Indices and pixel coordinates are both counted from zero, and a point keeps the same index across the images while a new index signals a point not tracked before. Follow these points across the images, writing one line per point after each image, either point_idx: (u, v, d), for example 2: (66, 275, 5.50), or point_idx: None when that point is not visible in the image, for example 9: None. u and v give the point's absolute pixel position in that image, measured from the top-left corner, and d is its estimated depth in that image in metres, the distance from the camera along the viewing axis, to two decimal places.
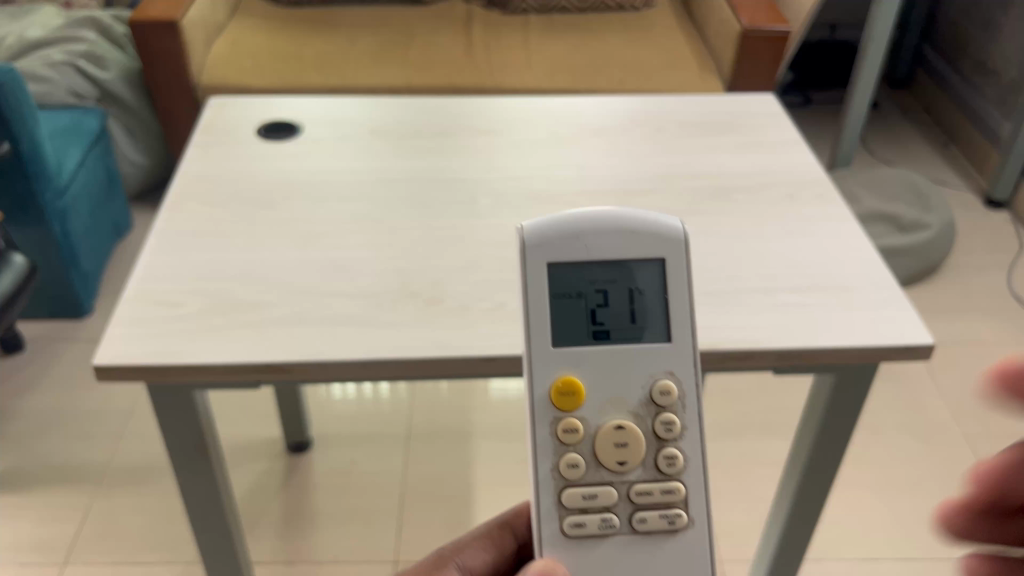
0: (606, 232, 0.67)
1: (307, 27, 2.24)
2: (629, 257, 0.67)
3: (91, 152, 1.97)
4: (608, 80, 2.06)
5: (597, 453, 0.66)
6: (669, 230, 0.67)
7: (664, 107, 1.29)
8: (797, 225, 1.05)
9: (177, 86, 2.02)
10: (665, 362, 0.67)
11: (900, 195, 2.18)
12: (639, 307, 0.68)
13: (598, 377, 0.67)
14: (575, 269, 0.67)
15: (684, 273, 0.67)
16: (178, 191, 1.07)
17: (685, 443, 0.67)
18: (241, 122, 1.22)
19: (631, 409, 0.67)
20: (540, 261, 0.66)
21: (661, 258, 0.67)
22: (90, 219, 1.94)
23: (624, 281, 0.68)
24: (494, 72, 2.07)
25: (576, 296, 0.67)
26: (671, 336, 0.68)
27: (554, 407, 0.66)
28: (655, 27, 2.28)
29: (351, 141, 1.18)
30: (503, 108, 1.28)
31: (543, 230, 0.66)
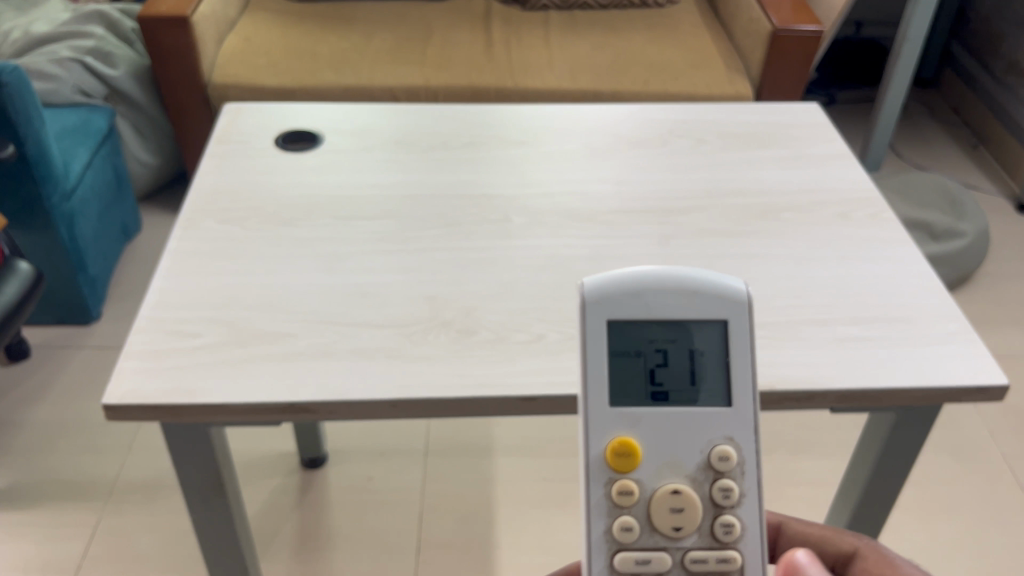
0: (667, 291, 0.65)
1: (321, 23, 2.17)
2: (690, 317, 0.65)
3: (99, 152, 1.91)
4: (632, 81, 1.99)
5: (651, 518, 0.64)
6: (732, 292, 0.66)
7: (703, 117, 1.22)
8: (852, 248, 0.98)
9: (187, 84, 1.95)
10: (725, 426, 0.65)
11: (932, 202, 2.10)
12: (700, 371, 0.66)
13: (655, 439, 0.65)
14: (635, 328, 0.65)
15: (746, 337, 0.65)
16: (194, 208, 1.01)
17: (743, 511, 0.64)
18: (256, 131, 1.15)
19: (688, 474, 0.64)
20: (599, 319, 0.64)
21: (722, 320, 0.65)
22: (99, 222, 1.88)
23: (684, 342, 0.66)
24: (514, 72, 2.00)
25: (635, 355, 0.65)
26: (732, 401, 0.65)
27: (609, 468, 0.64)
28: (680, 25, 2.21)
29: (374, 153, 1.12)
30: (533, 116, 1.22)
31: (605, 286, 0.65)
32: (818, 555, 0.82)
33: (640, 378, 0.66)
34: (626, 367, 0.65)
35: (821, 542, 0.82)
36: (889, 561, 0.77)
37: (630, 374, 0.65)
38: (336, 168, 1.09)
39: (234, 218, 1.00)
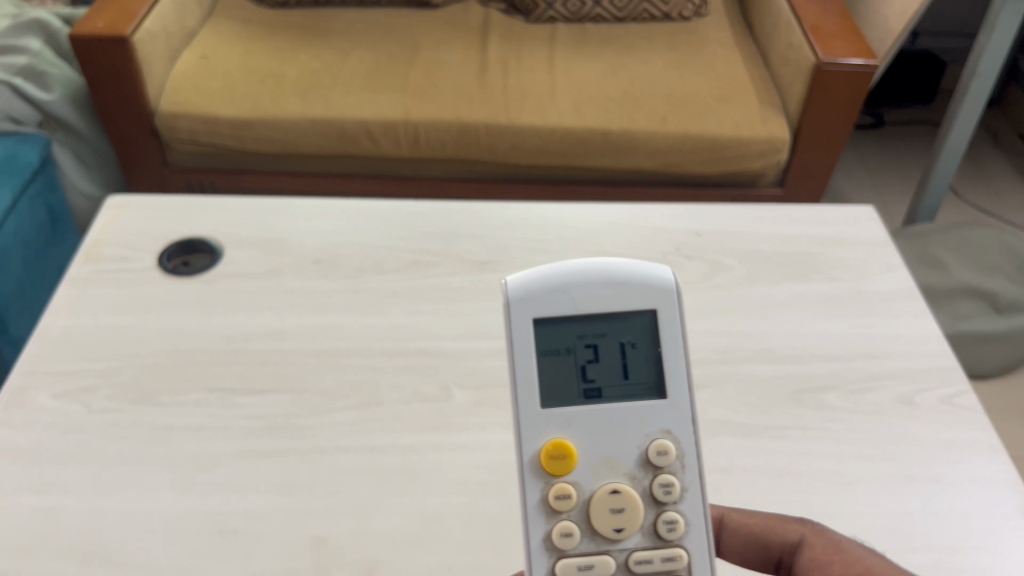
0: (593, 281, 0.54)
1: (293, 35, 1.90)
2: (618, 308, 0.54)
3: (30, 189, 1.65)
4: (647, 117, 1.69)
5: (590, 522, 0.52)
6: (660, 280, 0.55)
7: (721, 226, 0.93)
8: (920, 462, 0.71)
9: (130, 111, 1.70)
10: (662, 417, 0.54)
11: (997, 263, 1.79)
12: (633, 366, 0.54)
13: (589, 437, 0.53)
14: (561, 322, 0.54)
15: (680, 328, 0.54)
16: (31, 367, 0.75)
17: (687, 506, 0.53)
18: (139, 239, 0.89)
19: (627, 472, 0.53)
20: (521, 317, 0.53)
21: (652, 309, 0.54)
22: (26, 270, 1.62)
23: (615, 334, 0.55)
24: (509, 104, 1.72)
25: (564, 351, 0.54)
26: (668, 392, 0.54)
27: (542, 472, 0.52)
28: (707, 44, 1.90)
29: (284, 280, 0.85)
30: (501, 219, 0.94)
31: (527, 281, 0.54)
32: (762, 550, 0.59)
33: (570, 376, 0.54)
34: (555, 368, 0.54)
35: (767, 533, 0.59)
36: (847, 551, 0.55)
37: (560, 370, 0.54)
38: (230, 304, 0.82)
39: (78, 389, 0.74)
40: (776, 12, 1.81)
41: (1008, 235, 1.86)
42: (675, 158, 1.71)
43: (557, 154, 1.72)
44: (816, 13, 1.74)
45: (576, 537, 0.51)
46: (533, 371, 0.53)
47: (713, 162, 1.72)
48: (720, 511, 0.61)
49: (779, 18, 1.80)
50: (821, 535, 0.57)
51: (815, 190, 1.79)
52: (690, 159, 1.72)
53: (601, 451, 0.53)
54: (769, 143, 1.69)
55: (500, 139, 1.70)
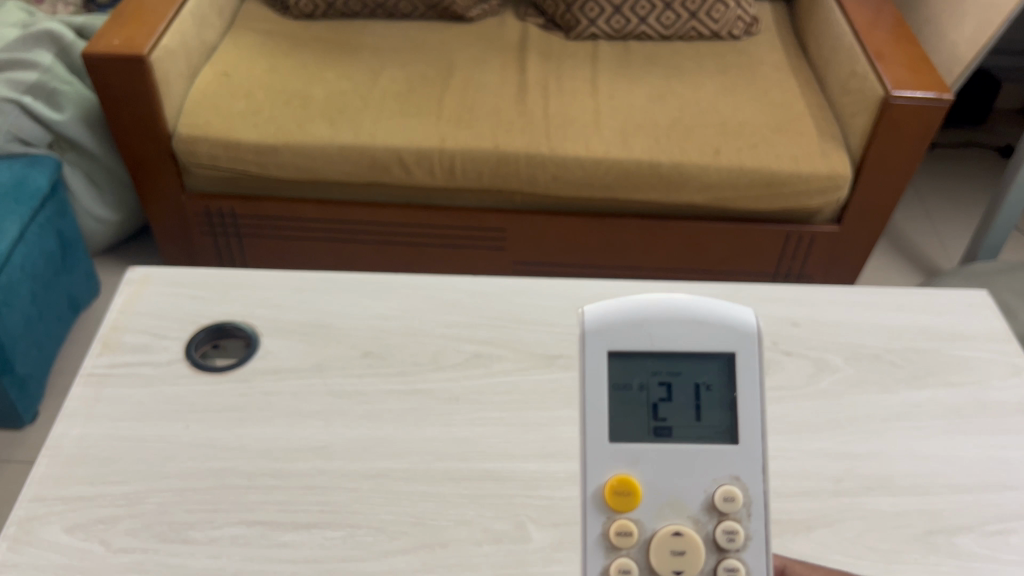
0: (672, 320, 0.54)
1: (319, 51, 1.78)
2: (695, 347, 0.54)
3: (39, 217, 1.55)
4: (699, 149, 1.57)
5: (650, 562, 0.52)
6: (741, 323, 0.55)
7: (820, 313, 0.82)
8: None
9: (146, 134, 1.59)
10: (731, 463, 0.53)
11: None
12: (706, 408, 0.54)
13: (656, 476, 0.53)
14: (636, 358, 0.55)
15: (757, 374, 0.54)
16: (42, 491, 0.65)
17: (750, 555, 0.52)
18: (166, 324, 0.79)
19: (691, 515, 0.53)
20: (598, 350, 0.54)
21: (728, 352, 0.54)
22: (34, 304, 1.52)
23: (690, 374, 0.55)
24: (552, 133, 1.60)
25: (636, 388, 0.55)
26: (738, 437, 0.54)
27: (605, 507, 0.53)
28: (760, 65, 1.78)
29: (330, 378, 0.75)
30: (570, 301, 0.83)
31: (606, 313, 0.55)
32: None
33: (640, 412, 0.55)
34: (626, 402, 0.54)
35: None
36: None
37: (630, 406, 0.54)
38: (270, 409, 0.72)
39: (97, 520, 0.64)
40: (835, 33, 1.69)
41: None
42: (729, 194, 1.58)
43: (601, 187, 1.59)
44: (881, 37, 1.60)
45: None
46: (605, 404, 0.54)
47: (768, 199, 1.59)
48: (781, 560, 0.56)
49: (838, 41, 1.67)
50: None
51: (874, 229, 1.65)
52: (744, 195, 1.58)
53: (666, 492, 0.53)
54: (831, 180, 1.56)
55: (542, 170, 1.58)
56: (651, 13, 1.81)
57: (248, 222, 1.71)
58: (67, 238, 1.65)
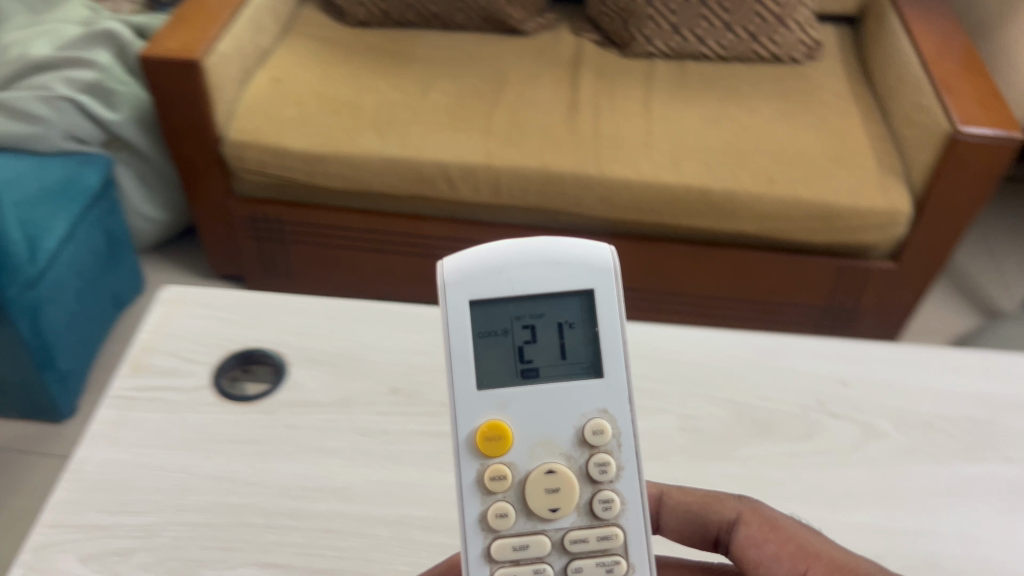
0: (531, 262, 0.55)
1: (371, 60, 1.77)
2: (553, 288, 0.55)
3: (88, 215, 1.56)
4: (752, 176, 1.48)
5: (525, 502, 0.54)
6: (597, 258, 0.56)
7: (869, 373, 0.80)
8: None
9: (197, 137, 1.60)
10: (598, 397, 0.55)
11: None
12: (570, 345, 0.56)
13: (526, 416, 0.55)
14: (499, 304, 0.56)
15: (615, 308, 0.56)
16: (62, 516, 0.65)
17: (622, 485, 0.55)
18: (195, 347, 0.78)
19: (563, 451, 0.55)
20: (460, 301, 0.55)
21: (587, 288, 0.56)
22: (78, 300, 1.53)
23: (553, 314, 0.56)
24: (602, 152, 1.54)
25: (502, 333, 0.56)
26: (603, 370, 0.56)
27: (478, 453, 0.54)
28: (821, 91, 1.72)
29: (357, 415, 0.73)
30: None
31: (464, 264, 0.55)
32: (701, 528, 0.61)
33: (506, 356, 0.56)
34: (493, 348, 0.56)
35: (705, 511, 0.60)
36: (782, 528, 0.57)
37: (499, 354, 0.56)
38: (292, 443, 0.71)
39: (113, 551, 0.63)
40: (902, 61, 1.62)
41: None
42: (780, 224, 1.50)
43: (648, 211, 1.53)
44: (951, 68, 1.53)
45: (510, 518, 0.54)
46: (468, 353, 0.55)
47: (822, 232, 1.51)
48: (659, 489, 0.63)
49: (904, 70, 1.60)
50: (758, 511, 0.58)
51: (933, 266, 1.56)
52: (797, 227, 1.50)
53: (539, 432, 0.55)
54: (889, 217, 1.47)
55: (589, 191, 1.53)
56: (710, 33, 1.76)
57: (292, 228, 1.71)
58: (114, 236, 1.66)
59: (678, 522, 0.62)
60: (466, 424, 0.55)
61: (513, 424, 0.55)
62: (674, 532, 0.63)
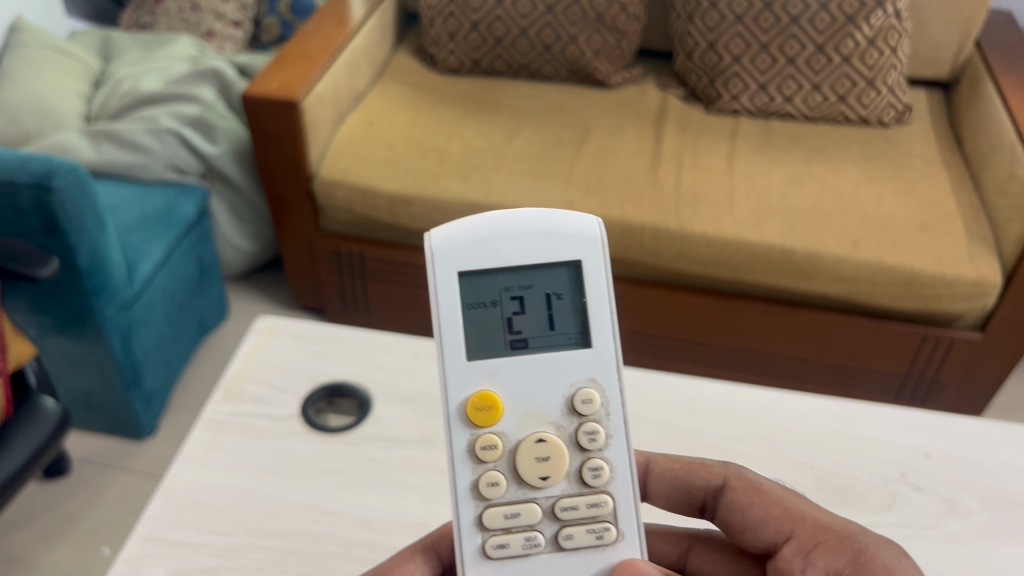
0: (520, 235, 0.57)
1: (460, 107, 1.83)
2: (541, 259, 0.58)
3: (182, 243, 1.63)
4: (837, 240, 1.47)
5: (515, 469, 0.57)
6: (584, 229, 0.58)
7: (955, 449, 0.78)
8: None
9: (290, 174, 1.67)
10: (587, 366, 0.58)
11: None
12: (558, 316, 0.59)
13: (517, 386, 0.57)
14: (487, 276, 0.58)
15: (602, 279, 0.58)
16: (154, 531, 0.67)
17: (611, 453, 0.57)
18: (285, 377, 0.82)
19: (552, 420, 0.57)
20: (449, 273, 0.56)
21: (575, 260, 0.58)
22: (165, 323, 1.59)
23: (540, 285, 0.59)
24: (682, 208, 1.54)
25: (490, 304, 0.58)
26: (591, 340, 0.58)
27: (469, 423, 0.57)
28: (909, 155, 1.70)
29: (436, 454, 0.75)
30: (687, 406, 0.82)
31: (453, 236, 0.57)
32: (685, 494, 0.64)
33: (496, 327, 0.58)
34: (479, 319, 0.58)
35: (690, 475, 0.64)
36: (765, 490, 0.59)
37: (490, 326, 0.58)
38: (373, 477, 0.72)
39: (200, 569, 0.65)
40: (996, 129, 1.59)
41: None
42: (862, 288, 1.48)
43: (727, 267, 1.52)
44: None
45: (502, 486, 0.56)
46: (459, 325, 0.57)
47: (907, 299, 1.47)
48: (645, 459, 0.66)
49: (1000, 138, 1.57)
50: (742, 476, 0.61)
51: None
52: (880, 292, 1.48)
53: (529, 403, 0.57)
54: (977, 286, 1.43)
55: (668, 245, 1.53)
56: (797, 92, 1.76)
57: (373, 265, 1.75)
58: (203, 264, 1.73)
59: (664, 487, 0.66)
60: (456, 395, 0.57)
61: (504, 394, 0.57)
62: (660, 499, 0.67)
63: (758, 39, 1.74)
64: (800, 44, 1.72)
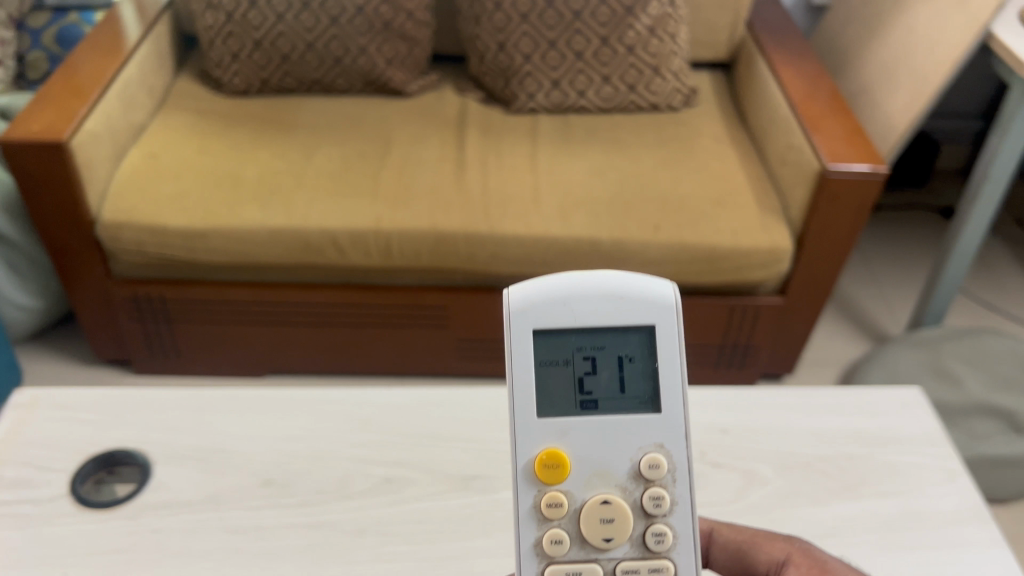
0: (598, 294, 0.54)
1: (253, 129, 1.72)
2: (617, 321, 0.54)
3: None
4: (639, 225, 1.51)
5: (580, 529, 0.54)
6: (660, 293, 0.54)
7: (750, 420, 0.81)
8: None
9: (70, 222, 1.46)
10: (655, 432, 0.54)
11: (923, 380, 1.54)
12: (629, 379, 0.55)
13: (586, 445, 0.54)
14: (562, 333, 0.54)
15: (679, 346, 0.54)
16: None
17: (677, 520, 0.54)
18: (51, 453, 0.73)
19: (618, 483, 0.54)
20: (523, 329, 0.53)
21: (650, 324, 0.54)
22: None
23: (614, 347, 0.55)
24: (492, 209, 1.52)
25: (562, 363, 0.55)
26: (662, 406, 0.54)
27: (536, 480, 0.54)
28: (699, 137, 1.77)
29: (227, 512, 0.69)
30: (492, 416, 0.80)
31: (531, 292, 0.54)
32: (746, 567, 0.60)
33: (566, 386, 0.55)
34: (550, 378, 0.54)
35: (752, 549, 0.60)
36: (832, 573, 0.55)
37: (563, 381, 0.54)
38: (157, 550, 0.66)
39: None
40: (772, 104, 1.69)
41: (944, 353, 1.58)
42: (669, 268, 1.53)
43: (541, 264, 1.52)
44: (818, 109, 1.59)
45: (566, 544, 0.54)
46: (530, 380, 0.54)
47: (708, 272, 1.53)
48: (710, 525, 0.63)
49: (776, 112, 1.67)
50: (807, 553, 0.57)
51: (818, 298, 1.61)
52: (685, 270, 1.53)
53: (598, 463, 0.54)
54: (771, 254, 1.51)
55: (481, 249, 1.50)
56: (589, 86, 1.80)
57: (178, 306, 1.58)
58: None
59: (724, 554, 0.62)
60: (523, 450, 0.54)
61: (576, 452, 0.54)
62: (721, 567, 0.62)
63: (546, 36, 1.76)
64: (586, 39, 1.76)
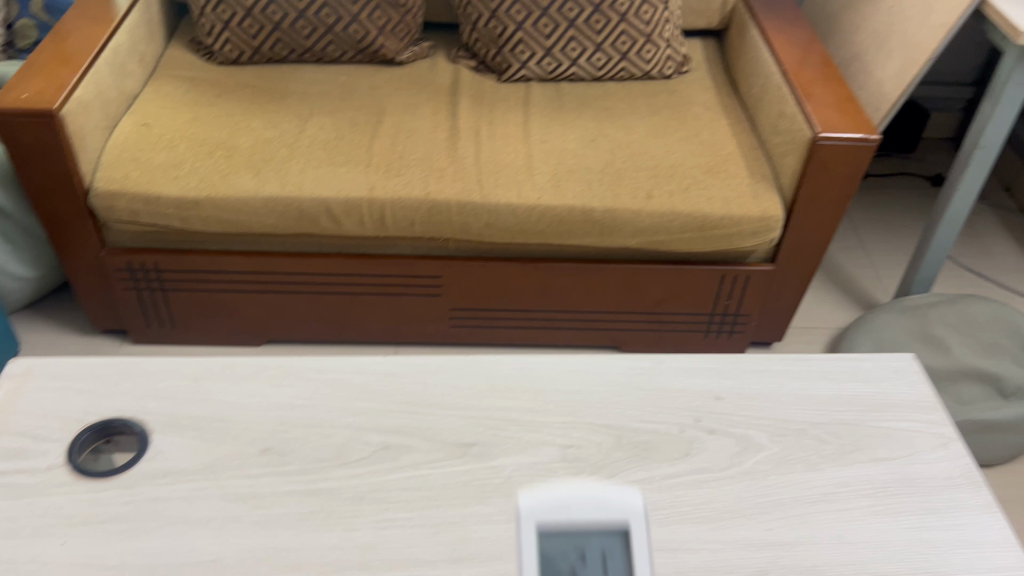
0: (589, 501, 0.68)
1: (244, 97, 1.71)
2: (598, 528, 0.67)
3: None
4: (633, 194, 1.51)
5: None
6: (634, 504, 0.69)
7: (744, 387, 0.82)
8: None
9: (61, 192, 1.45)
10: None
11: (912, 346, 1.56)
12: (613, 568, 0.64)
13: None
14: (558, 535, 0.66)
15: (648, 546, 0.65)
16: None
17: None
18: (48, 423, 0.74)
19: None
20: (528, 526, 0.67)
21: (624, 527, 0.67)
22: None
23: (601, 546, 0.65)
24: (485, 179, 1.52)
25: (557, 558, 0.65)
26: None
27: None
28: (693, 105, 1.76)
29: (225, 480, 0.70)
30: (487, 384, 0.81)
31: (537, 503, 0.69)
32: None
33: (560, 570, 0.64)
34: (547, 569, 0.64)
35: None
36: None
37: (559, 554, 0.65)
38: (158, 518, 0.67)
39: None
40: (765, 72, 1.68)
41: (933, 320, 1.59)
42: (662, 237, 1.53)
43: (534, 234, 1.52)
44: (810, 77, 1.59)
45: None
46: (529, 563, 0.64)
47: (702, 241, 1.53)
48: None
49: (768, 79, 1.66)
50: None
51: (809, 266, 1.62)
52: (678, 238, 1.53)
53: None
54: (764, 222, 1.51)
55: (474, 219, 1.50)
56: (582, 54, 1.78)
57: (172, 275, 1.57)
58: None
59: None
60: None
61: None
62: None
63: (539, 3, 1.75)
64: (579, 6, 1.75)
